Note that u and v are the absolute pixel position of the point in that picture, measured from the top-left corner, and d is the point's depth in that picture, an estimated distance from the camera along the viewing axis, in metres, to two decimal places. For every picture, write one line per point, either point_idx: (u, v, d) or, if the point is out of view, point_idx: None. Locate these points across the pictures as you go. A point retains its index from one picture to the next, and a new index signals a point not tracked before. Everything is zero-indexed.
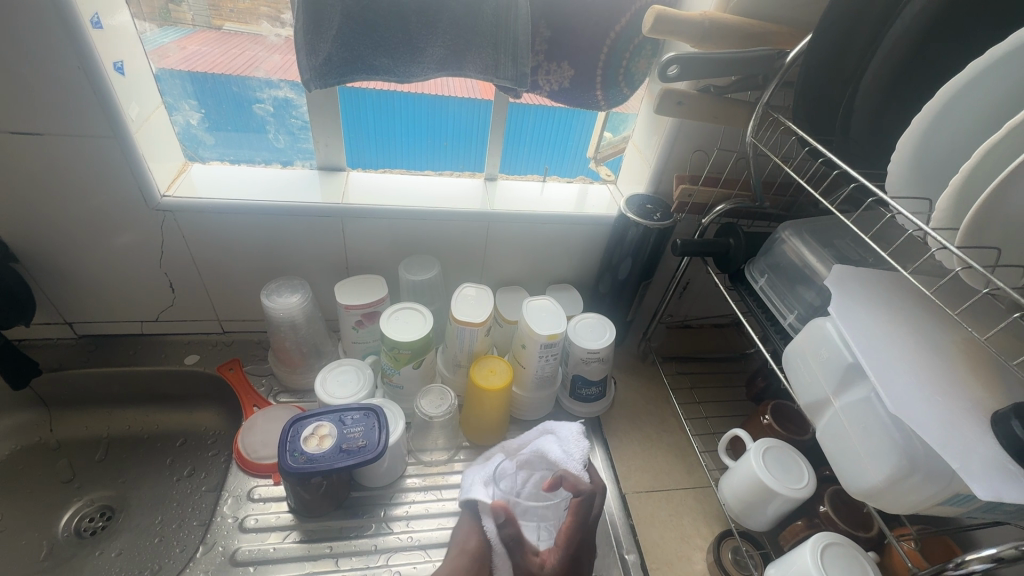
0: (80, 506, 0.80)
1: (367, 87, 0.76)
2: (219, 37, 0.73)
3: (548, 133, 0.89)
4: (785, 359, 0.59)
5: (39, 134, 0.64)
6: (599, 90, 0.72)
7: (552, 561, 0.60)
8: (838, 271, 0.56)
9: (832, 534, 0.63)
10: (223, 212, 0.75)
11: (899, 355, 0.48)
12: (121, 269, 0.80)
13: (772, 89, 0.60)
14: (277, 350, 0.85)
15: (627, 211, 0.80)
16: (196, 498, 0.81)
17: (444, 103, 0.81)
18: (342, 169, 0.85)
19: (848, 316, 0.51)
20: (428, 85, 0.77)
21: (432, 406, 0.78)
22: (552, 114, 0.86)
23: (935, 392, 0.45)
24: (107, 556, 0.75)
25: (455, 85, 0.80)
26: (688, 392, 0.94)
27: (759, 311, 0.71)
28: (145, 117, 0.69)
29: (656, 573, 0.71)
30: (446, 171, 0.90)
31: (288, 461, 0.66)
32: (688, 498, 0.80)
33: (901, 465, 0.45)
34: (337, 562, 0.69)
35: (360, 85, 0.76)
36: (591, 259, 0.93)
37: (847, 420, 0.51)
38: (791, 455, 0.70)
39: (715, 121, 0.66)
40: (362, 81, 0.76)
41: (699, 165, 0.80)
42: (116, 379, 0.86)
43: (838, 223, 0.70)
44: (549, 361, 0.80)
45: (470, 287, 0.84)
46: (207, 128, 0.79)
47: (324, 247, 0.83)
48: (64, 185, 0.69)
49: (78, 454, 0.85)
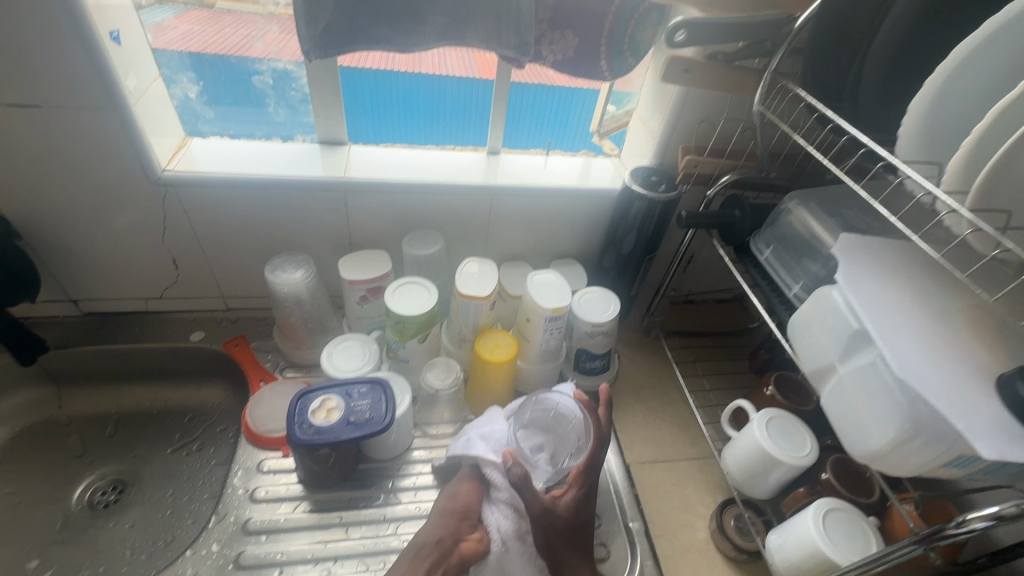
0: (92, 480, 0.81)
1: (363, 64, 0.76)
2: (209, 16, 0.74)
3: (548, 110, 0.88)
4: (790, 328, 0.60)
5: (37, 107, 0.63)
6: (603, 61, 0.70)
7: (565, 497, 0.64)
8: (845, 239, 0.55)
9: (834, 499, 0.64)
10: (224, 187, 0.74)
11: (905, 321, 0.48)
12: (124, 246, 0.80)
13: (781, 55, 0.59)
14: (282, 325, 0.86)
15: (632, 183, 0.79)
16: (206, 472, 0.82)
17: (442, 83, 0.80)
18: (343, 143, 0.84)
19: (855, 283, 0.51)
20: (426, 63, 0.77)
21: (438, 378, 0.79)
22: (552, 92, 0.84)
23: (941, 356, 0.46)
24: (121, 528, 0.76)
25: (452, 60, 0.79)
26: (692, 365, 0.95)
27: (764, 283, 0.71)
28: (143, 90, 0.68)
29: (660, 539, 0.73)
30: (448, 145, 0.89)
31: (297, 433, 0.66)
32: (691, 468, 0.81)
33: (906, 428, 0.46)
34: (347, 531, 0.70)
35: (355, 63, 0.76)
36: (595, 233, 0.93)
37: (853, 386, 0.51)
38: (793, 424, 0.71)
39: (722, 89, 0.65)
40: (359, 57, 0.76)
41: (705, 136, 0.79)
42: (122, 356, 0.87)
43: (845, 192, 0.70)
44: (554, 334, 0.80)
45: (472, 262, 0.83)
46: (205, 102, 0.78)
47: (327, 222, 0.82)
48: (64, 160, 0.68)
49: (88, 429, 0.86)
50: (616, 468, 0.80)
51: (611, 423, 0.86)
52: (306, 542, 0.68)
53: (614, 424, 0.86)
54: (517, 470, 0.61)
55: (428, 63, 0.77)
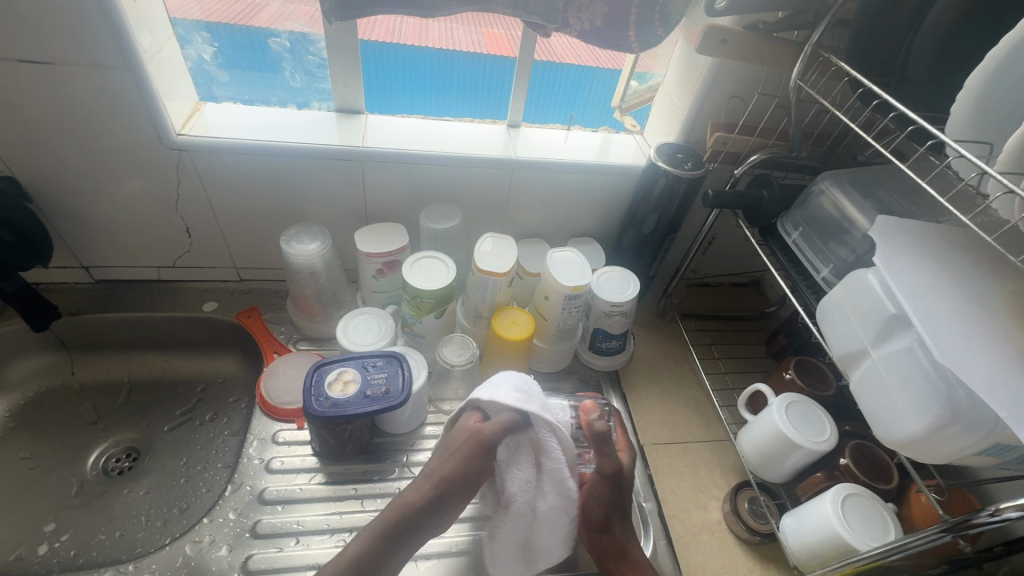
0: (106, 447, 0.81)
1: (370, 36, 0.74)
2: None
3: (558, 81, 0.84)
4: (820, 311, 0.59)
5: (48, 64, 0.61)
6: (633, 31, 0.66)
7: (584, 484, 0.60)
8: (882, 220, 0.54)
9: (852, 485, 0.63)
10: (240, 153, 0.73)
11: (945, 305, 0.47)
12: (137, 213, 0.78)
13: (824, 27, 0.57)
14: (296, 297, 0.85)
15: (657, 160, 0.77)
16: (220, 441, 0.82)
17: (451, 58, 0.78)
18: (361, 112, 0.81)
19: (894, 266, 0.49)
20: (434, 38, 0.76)
21: (454, 354, 0.77)
22: (559, 72, 0.83)
23: (983, 342, 0.44)
24: (135, 494, 0.76)
25: (459, 35, 0.77)
26: (708, 348, 0.94)
27: (790, 266, 0.69)
28: (157, 49, 0.66)
29: (673, 520, 0.73)
30: (467, 117, 0.87)
31: (314, 405, 0.66)
32: (705, 450, 0.81)
33: (942, 415, 0.45)
34: (362, 503, 0.70)
35: (362, 35, 0.74)
36: (615, 212, 0.91)
37: (885, 370, 0.51)
38: (813, 409, 0.70)
39: (758, 62, 0.63)
40: (371, 26, 0.74)
41: (736, 112, 0.76)
42: (134, 324, 0.86)
43: (879, 174, 0.68)
44: (573, 313, 0.79)
45: (489, 238, 0.81)
46: (220, 64, 0.76)
47: (343, 192, 0.81)
48: (75, 120, 0.66)
49: (101, 397, 0.85)
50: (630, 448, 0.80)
51: (625, 403, 0.85)
52: (322, 513, 0.69)
53: (629, 405, 0.85)
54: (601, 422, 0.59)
55: (434, 37, 0.76)
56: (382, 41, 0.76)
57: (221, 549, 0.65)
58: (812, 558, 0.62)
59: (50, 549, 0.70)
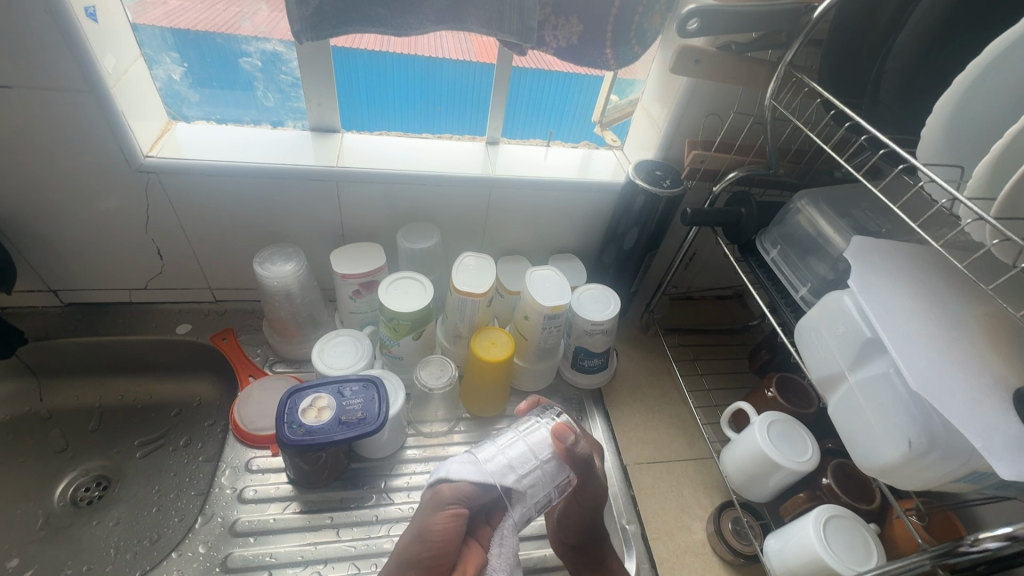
0: (75, 476, 0.79)
1: (357, 46, 0.72)
2: None
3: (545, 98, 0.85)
4: (797, 332, 0.58)
5: (8, 88, 0.59)
6: (609, 49, 0.66)
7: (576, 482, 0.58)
8: (857, 242, 0.53)
9: (834, 506, 0.63)
10: (210, 174, 0.71)
11: (920, 330, 0.47)
12: (105, 235, 0.76)
13: (797, 48, 0.57)
14: (271, 319, 0.83)
15: (636, 177, 0.76)
16: (193, 468, 0.80)
17: (440, 67, 0.77)
18: (337, 130, 0.80)
19: (869, 291, 0.49)
20: (422, 46, 0.73)
21: (432, 376, 0.76)
22: (548, 78, 0.81)
23: (957, 369, 0.44)
24: (104, 526, 0.74)
25: (448, 44, 0.74)
26: (691, 363, 0.94)
27: (769, 284, 0.69)
28: (122, 71, 0.64)
29: (657, 542, 0.72)
30: (445, 133, 0.86)
31: (286, 433, 0.64)
32: (689, 470, 0.80)
33: (919, 442, 0.45)
34: (338, 532, 0.68)
35: (349, 44, 0.73)
36: (595, 227, 0.90)
37: (863, 396, 0.50)
38: (794, 428, 0.69)
39: (733, 82, 0.63)
40: (353, 39, 0.72)
41: (713, 130, 0.76)
42: (105, 348, 0.84)
43: (855, 191, 0.68)
44: (553, 332, 0.78)
45: (469, 256, 0.80)
46: (190, 84, 0.74)
47: (319, 212, 0.79)
48: (38, 144, 0.64)
49: (70, 423, 0.83)
50: (612, 468, 0.79)
51: (608, 422, 0.84)
52: (296, 544, 0.67)
53: (612, 424, 0.84)
54: (581, 447, 0.55)
55: (424, 45, 0.73)
56: (369, 49, 0.74)
57: None
58: None
59: None
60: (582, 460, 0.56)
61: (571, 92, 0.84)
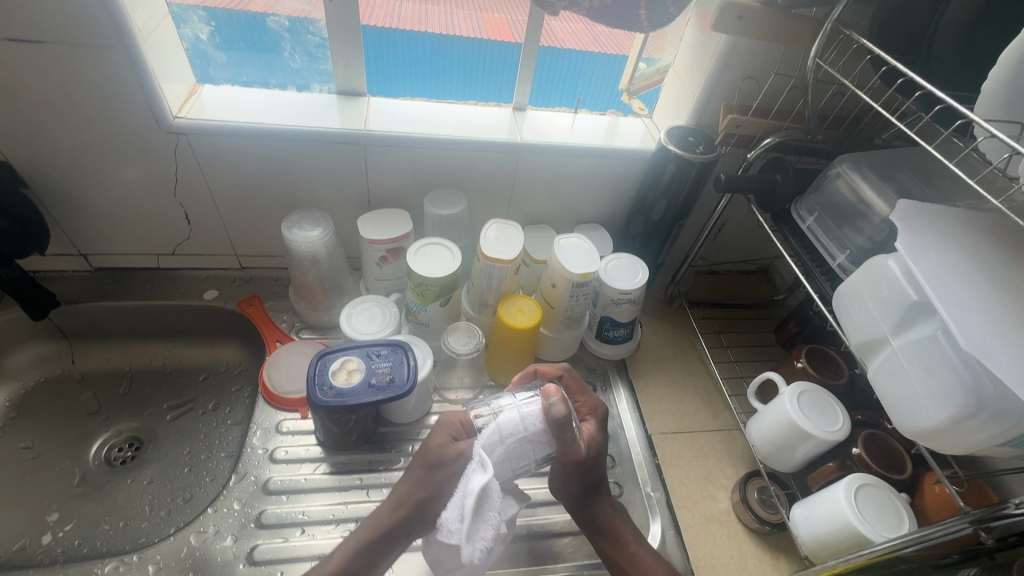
0: (109, 437, 0.80)
1: (370, 19, 0.73)
2: None
3: (557, 77, 0.83)
4: (836, 299, 0.57)
5: (38, 43, 0.58)
6: (643, 8, 0.64)
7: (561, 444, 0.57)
8: (904, 204, 0.52)
9: (865, 475, 0.62)
10: (239, 137, 0.71)
11: (971, 292, 0.45)
12: (134, 199, 0.76)
13: (846, 3, 0.55)
14: (298, 285, 0.83)
15: (668, 143, 0.75)
16: (222, 431, 0.81)
17: (453, 44, 0.76)
18: (363, 94, 0.79)
19: (919, 254, 0.48)
20: (432, 24, 0.74)
21: (459, 343, 0.76)
22: (568, 51, 0.80)
23: (1012, 332, 0.43)
24: (138, 484, 0.76)
25: (458, 21, 0.75)
26: (716, 336, 0.93)
27: (804, 252, 0.67)
28: (152, 29, 0.64)
29: (682, 509, 0.72)
30: (470, 100, 0.84)
31: (317, 394, 0.65)
32: (714, 440, 0.80)
33: (967, 405, 0.44)
34: (368, 493, 0.69)
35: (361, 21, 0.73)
36: (622, 197, 0.89)
37: (906, 361, 0.49)
38: (825, 398, 0.69)
39: (776, 40, 0.61)
40: (367, 14, 0.73)
41: (750, 94, 0.74)
42: (134, 312, 0.85)
43: (898, 156, 0.66)
44: (580, 301, 0.78)
45: (494, 224, 0.80)
46: (218, 44, 0.73)
47: (345, 177, 0.79)
48: (69, 104, 0.64)
49: (102, 386, 0.84)
50: (637, 438, 0.79)
51: (633, 393, 0.84)
52: (327, 503, 0.68)
53: (636, 394, 0.84)
54: (559, 409, 0.54)
55: (434, 21, 0.74)
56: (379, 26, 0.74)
57: (226, 539, 0.64)
58: (823, 547, 0.61)
59: (53, 539, 0.69)
60: (560, 422, 0.54)
61: (588, 66, 0.83)
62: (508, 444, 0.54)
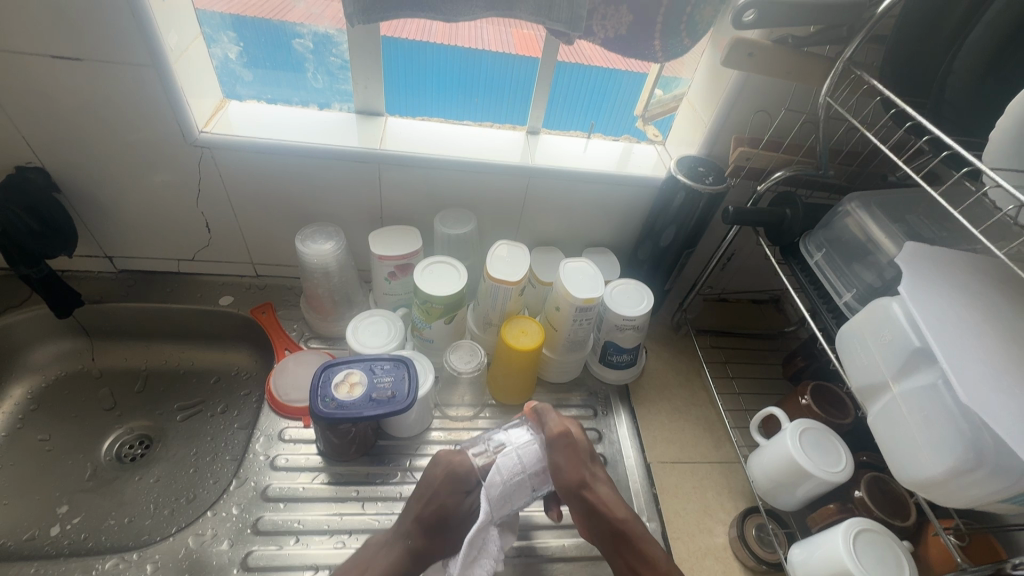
0: (121, 434, 0.83)
1: (399, 34, 0.73)
2: None
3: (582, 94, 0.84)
4: (839, 340, 0.57)
5: (78, 61, 0.62)
6: (658, 40, 0.64)
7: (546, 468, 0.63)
8: (911, 246, 0.51)
9: (867, 520, 0.60)
10: (259, 152, 0.73)
11: (975, 342, 0.44)
12: (159, 206, 0.80)
13: (858, 44, 0.54)
14: (309, 296, 0.85)
15: (678, 172, 0.75)
16: (228, 434, 0.83)
17: (478, 58, 0.77)
18: (381, 114, 0.82)
19: (922, 299, 0.47)
20: (461, 37, 0.74)
21: (461, 361, 0.77)
22: (588, 73, 0.80)
23: (1015, 385, 0.42)
24: (145, 482, 0.78)
25: (488, 35, 0.74)
26: (722, 366, 0.92)
27: (811, 288, 0.66)
28: (183, 48, 0.67)
29: (677, 542, 0.71)
30: (486, 122, 0.86)
31: (319, 405, 0.66)
32: (714, 472, 0.79)
33: (967, 458, 0.43)
34: (363, 505, 0.70)
35: (392, 32, 0.73)
36: (633, 222, 0.89)
37: (906, 407, 0.49)
38: (829, 437, 0.67)
39: (787, 77, 0.61)
40: (397, 27, 0.73)
41: (762, 127, 0.75)
42: (152, 314, 0.88)
43: (909, 196, 0.65)
44: (584, 324, 0.78)
45: (503, 245, 0.81)
46: (245, 63, 0.77)
47: (359, 193, 0.81)
48: (101, 116, 0.68)
49: (118, 383, 0.87)
50: (635, 465, 0.78)
51: (633, 419, 0.84)
52: (323, 513, 0.69)
53: (636, 420, 0.84)
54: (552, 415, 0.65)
55: (464, 35, 0.73)
56: (411, 39, 0.74)
57: (222, 543, 0.65)
58: None
59: (61, 531, 0.72)
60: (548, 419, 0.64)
61: (609, 88, 0.83)
62: (512, 480, 0.60)
